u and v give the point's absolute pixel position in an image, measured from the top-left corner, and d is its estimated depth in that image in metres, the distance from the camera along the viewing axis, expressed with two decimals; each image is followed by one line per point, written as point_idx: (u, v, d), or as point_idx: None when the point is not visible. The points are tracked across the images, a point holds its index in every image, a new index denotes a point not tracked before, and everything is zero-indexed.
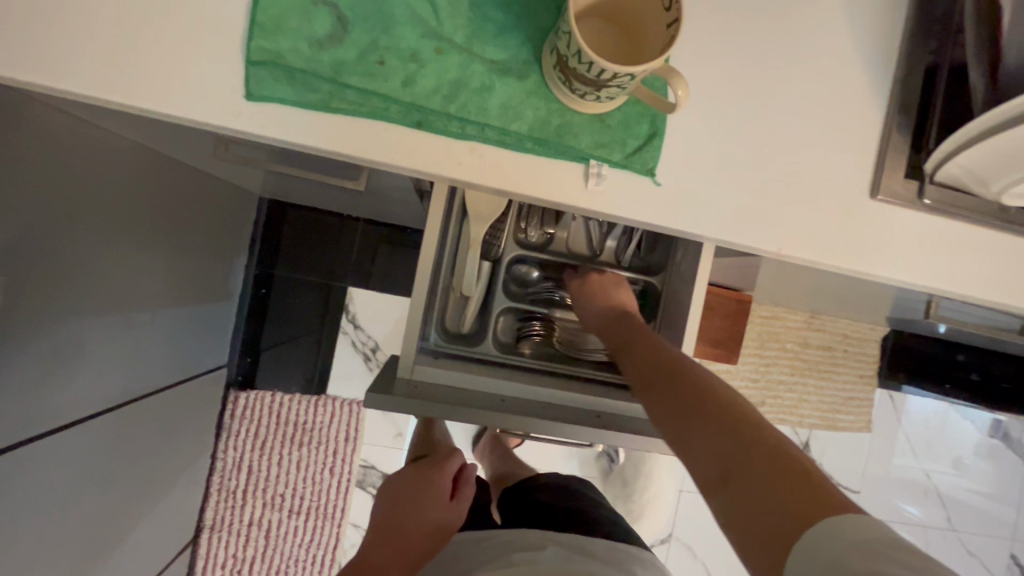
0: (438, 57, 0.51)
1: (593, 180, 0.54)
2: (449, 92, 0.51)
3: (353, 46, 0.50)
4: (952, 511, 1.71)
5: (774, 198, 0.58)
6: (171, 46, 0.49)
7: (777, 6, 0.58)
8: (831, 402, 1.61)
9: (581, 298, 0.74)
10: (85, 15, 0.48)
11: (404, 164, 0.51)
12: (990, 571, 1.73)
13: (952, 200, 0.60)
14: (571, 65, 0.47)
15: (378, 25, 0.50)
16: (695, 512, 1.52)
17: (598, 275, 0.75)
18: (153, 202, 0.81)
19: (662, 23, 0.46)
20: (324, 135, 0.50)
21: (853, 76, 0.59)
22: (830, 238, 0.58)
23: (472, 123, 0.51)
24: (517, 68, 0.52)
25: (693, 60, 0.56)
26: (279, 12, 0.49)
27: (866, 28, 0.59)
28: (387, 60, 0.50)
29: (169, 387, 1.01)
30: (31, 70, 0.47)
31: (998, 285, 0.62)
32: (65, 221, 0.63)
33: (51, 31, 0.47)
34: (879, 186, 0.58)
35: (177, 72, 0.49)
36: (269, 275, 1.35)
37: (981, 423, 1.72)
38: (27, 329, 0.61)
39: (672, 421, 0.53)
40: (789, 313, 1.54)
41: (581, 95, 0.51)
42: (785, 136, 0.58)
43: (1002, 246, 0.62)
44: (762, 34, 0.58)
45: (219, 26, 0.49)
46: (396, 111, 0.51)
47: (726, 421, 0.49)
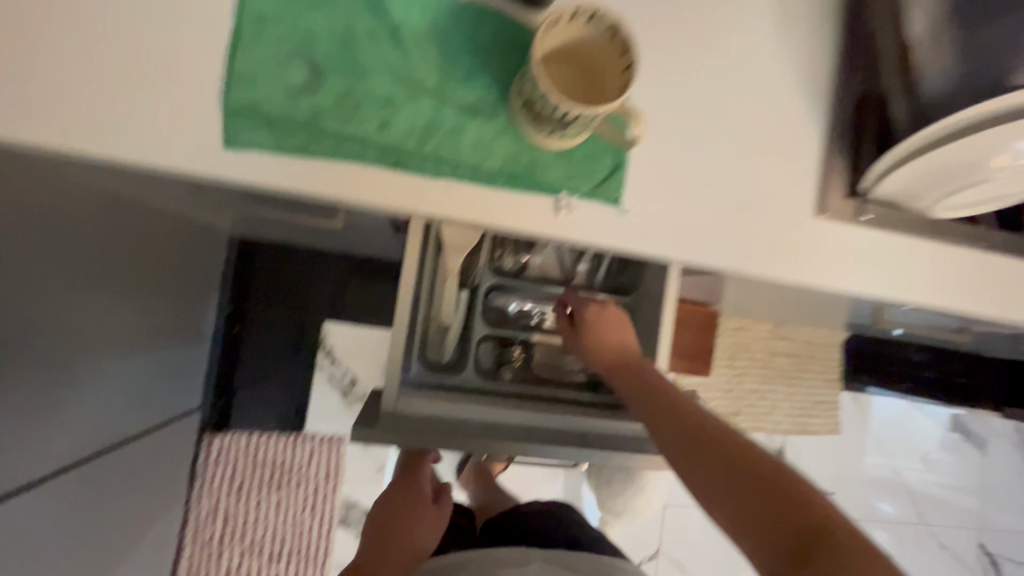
0: (410, 100, 0.53)
1: (564, 211, 0.57)
2: (422, 133, 0.53)
3: (329, 93, 0.52)
4: (921, 505, 1.78)
5: (731, 220, 0.62)
6: (147, 99, 0.50)
7: (722, 45, 0.63)
8: (801, 408, 1.67)
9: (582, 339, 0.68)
10: (58, 72, 0.48)
11: (383, 203, 0.53)
12: (961, 560, 1.80)
13: (890, 215, 0.65)
14: (539, 106, 0.50)
15: (352, 73, 0.53)
16: (681, 525, 1.53)
17: (599, 312, 0.68)
18: (124, 247, 0.80)
19: (620, 66, 0.50)
20: (304, 178, 0.52)
21: (794, 107, 0.64)
22: (783, 255, 0.63)
23: (446, 162, 0.54)
24: (487, 108, 0.55)
25: (649, 96, 0.60)
26: (255, 63, 0.51)
27: (801, 62, 0.65)
28: (362, 106, 0.52)
29: (144, 434, 0.97)
30: (5, 128, 0.47)
31: (935, 290, 0.68)
32: (37, 272, 0.62)
33: (24, 89, 0.48)
34: (824, 205, 0.64)
35: (154, 123, 0.50)
36: (240, 314, 1.33)
37: (940, 418, 1.80)
38: (1, 385, 0.59)
39: (686, 463, 0.53)
40: (756, 324, 1.58)
41: (549, 133, 0.54)
42: (737, 162, 0.63)
43: (935, 254, 0.68)
44: (710, 71, 0.62)
45: (194, 78, 0.51)
46: (372, 153, 0.53)
47: (752, 470, 0.49)
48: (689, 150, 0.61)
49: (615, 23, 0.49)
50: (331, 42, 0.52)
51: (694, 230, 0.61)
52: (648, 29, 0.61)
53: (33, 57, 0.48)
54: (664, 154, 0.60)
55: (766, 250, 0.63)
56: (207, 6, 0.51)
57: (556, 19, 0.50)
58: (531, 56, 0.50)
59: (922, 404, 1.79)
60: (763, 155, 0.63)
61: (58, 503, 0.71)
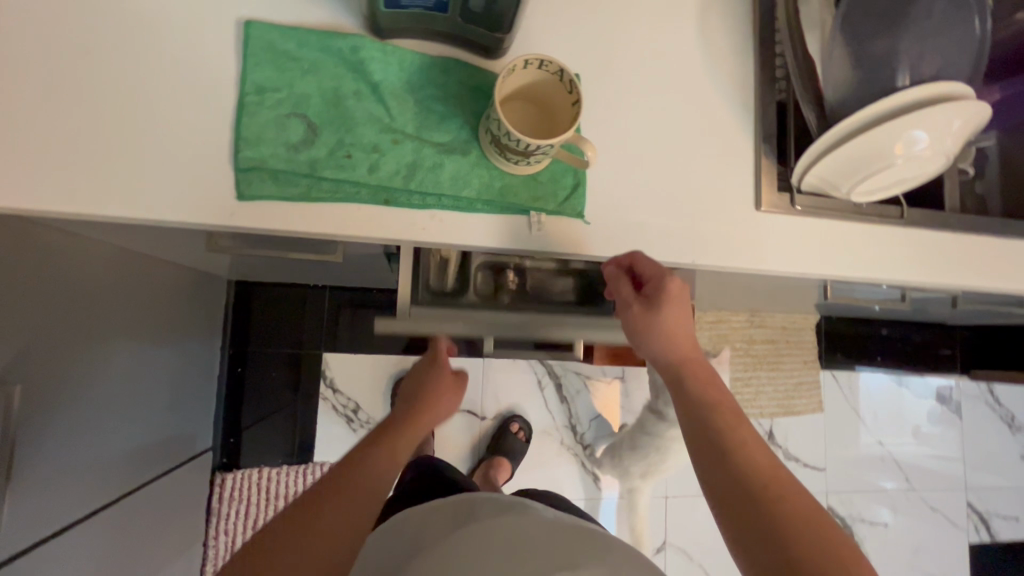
0: (395, 146, 0.62)
1: (536, 227, 0.66)
2: (407, 172, 0.62)
3: (324, 146, 0.60)
4: (909, 473, 1.87)
5: (681, 221, 0.72)
6: (168, 164, 0.58)
7: (656, 70, 0.73)
8: (784, 390, 1.76)
9: (666, 317, 0.63)
10: (89, 149, 0.56)
11: (378, 234, 0.62)
12: (953, 522, 1.88)
13: (818, 204, 0.75)
14: (504, 141, 0.59)
15: (342, 126, 0.61)
16: (683, 515, 1.60)
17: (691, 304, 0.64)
18: (137, 298, 0.87)
19: (569, 102, 0.59)
20: (307, 220, 0.60)
21: (724, 118, 0.74)
22: (729, 246, 0.73)
23: (430, 195, 0.63)
24: (461, 146, 0.64)
25: (598, 122, 0.70)
26: (258, 126, 0.59)
27: (727, 79, 0.75)
28: (353, 154, 0.61)
29: (162, 475, 1.02)
30: (48, 201, 0.55)
31: (865, 264, 0.78)
32: (66, 326, 0.69)
33: (61, 165, 0.56)
34: (760, 200, 0.73)
35: (174, 184, 0.58)
36: (243, 354, 1.39)
37: (917, 387, 1.90)
38: (40, 432, 0.65)
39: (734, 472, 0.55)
40: (732, 315, 1.66)
41: (515, 162, 0.62)
42: (680, 170, 0.72)
43: (862, 233, 0.77)
44: (649, 94, 0.72)
45: (205, 143, 0.59)
46: (366, 194, 0.61)
47: (778, 500, 0.53)
48: (639, 164, 0.71)
49: (561, 66, 0.57)
50: (322, 103, 0.61)
51: (650, 233, 0.70)
52: (593, 64, 0.71)
53: (65, 137, 0.56)
54: (618, 170, 0.70)
55: (715, 244, 0.73)
56: (211, 80, 0.59)
57: (512, 67, 0.57)
58: (492, 101, 0.58)
59: (901, 376, 1.88)
60: (704, 162, 0.73)
61: (90, 541, 0.76)
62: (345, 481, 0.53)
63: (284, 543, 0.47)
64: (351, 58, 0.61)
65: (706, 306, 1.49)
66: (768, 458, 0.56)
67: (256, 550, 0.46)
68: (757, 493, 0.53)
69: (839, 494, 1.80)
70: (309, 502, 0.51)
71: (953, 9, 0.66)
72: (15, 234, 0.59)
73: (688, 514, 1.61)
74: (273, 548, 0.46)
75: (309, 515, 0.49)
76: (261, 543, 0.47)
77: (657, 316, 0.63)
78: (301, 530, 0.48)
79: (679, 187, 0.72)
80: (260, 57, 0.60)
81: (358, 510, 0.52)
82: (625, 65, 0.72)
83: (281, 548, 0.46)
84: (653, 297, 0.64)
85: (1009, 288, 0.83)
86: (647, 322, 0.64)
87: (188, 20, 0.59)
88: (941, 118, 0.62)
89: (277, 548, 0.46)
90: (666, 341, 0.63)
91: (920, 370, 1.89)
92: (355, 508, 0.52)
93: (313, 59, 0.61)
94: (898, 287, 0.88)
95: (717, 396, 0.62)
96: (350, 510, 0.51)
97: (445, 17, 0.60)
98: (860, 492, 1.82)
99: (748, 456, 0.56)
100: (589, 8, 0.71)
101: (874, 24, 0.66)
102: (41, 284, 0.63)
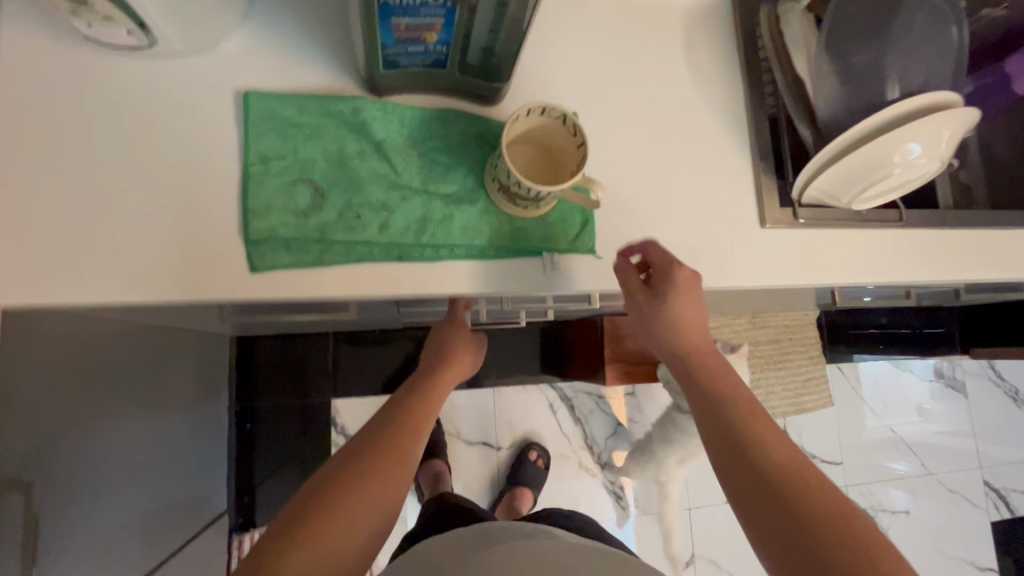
0: (404, 202, 0.62)
1: (549, 267, 0.66)
2: (419, 226, 0.62)
3: (333, 209, 0.60)
4: (924, 457, 1.88)
5: (690, 245, 0.72)
6: (177, 243, 0.57)
7: (650, 100, 0.74)
8: (793, 387, 1.77)
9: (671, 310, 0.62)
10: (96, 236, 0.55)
11: (395, 291, 0.61)
12: (972, 501, 1.89)
13: (820, 215, 0.76)
14: (514, 189, 0.59)
15: (350, 187, 0.61)
16: (709, 525, 1.58)
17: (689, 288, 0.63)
18: (146, 370, 0.85)
19: (573, 144, 0.60)
20: (323, 284, 0.60)
21: (719, 140, 0.76)
22: (737, 265, 0.74)
23: (442, 247, 0.62)
24: (468, 195, 0.64)
25: (597, 156, 0.71)
26: (265, 195, 0.59)
27: (718, 102, 0.76)
28: (363, 213, 0.61)
29: (182, 548, 0.99)
30: (57, 293, 0.54)
31: (872, 268, 0.79)
32: (79, 414, 0.67)
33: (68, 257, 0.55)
34: (764, 217, 0.74)
35: (185, 262, 0.57)
36: (251, 408, 1.36)
37: (921, 371, 1.92)
38: (62, 528, 0.63)
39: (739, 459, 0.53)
40: (736, 318, 1.66)
41: (524, 207, 0.63)
42: (682, 196, 0.73)
43: (865, 238, 0.79)
44: (644, 125, 0.73)
45: (212, 217, 0.58)
46: (380, 252, 0.61)
47: (794, 488, 0.49)
48: (643, 193, 0.72)
49: (563, 111, 0.58)
50: (328, 166, 0.61)
51: None
52: (588, 100, 0.72)
53: (72, 227, 0.55)
54: (623, 201, 0.71)
55: (725, 265, 0.73)
56: (214, 154, 0.59)
57: (515, 117, 0.58)
58: (498, 152, 0.58)
59: (904, 361, 1.91)
60: (706, 185, 0.74)
61: None
62: (371, 459, 0.52)
63: (317, 522, 0.46)
64: (352, 119, 0.61)
65: (710, 314, 1.50)
66: (785, 444, 0.54)
67: (286, 528, 0.46)
68: (766, 475, 0.51)
69: (859, 486, 1.80)
70: (336, 479, 0.50)
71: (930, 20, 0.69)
72: (24, 329, 0.57)
73: (714, 524, 1.59)
74: (306, 529, 0.45)
75: (338, 494, 0.48)
76: (292, 518, 0.46)
77: (662, 304, 0.63)
78: (334, 508, 0.47)
79: (684, 212, 0.73)
80: (261, 128, 0.59)
81: (389, 489, 0.51)
82: (619, 98, 0.73)
83: (316, 529, 0.46)
84: (663, 278, 0.63)
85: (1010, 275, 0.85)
86: (654, 307, 0.63)
87: (185, 97, 0.59)
88: (934, 128, 0.63)
89: (311, 527, 0.46)
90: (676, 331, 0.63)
91: (923, 355, 1.91)
92: (386, 488, 0.51)
93: (314, 124, 0.61)
94: (905, 285, 0.89)
95: (732, 386, 0.59)
96: (381, 485, 0.51)
97: (443, 73, 0.60)
98: (878, 482, 1.83)
99: (762, 440, 0.54)
100: (579, 47, 0.72)
101: (857, 41, 0.68)
102: (51, 376, 0.61)
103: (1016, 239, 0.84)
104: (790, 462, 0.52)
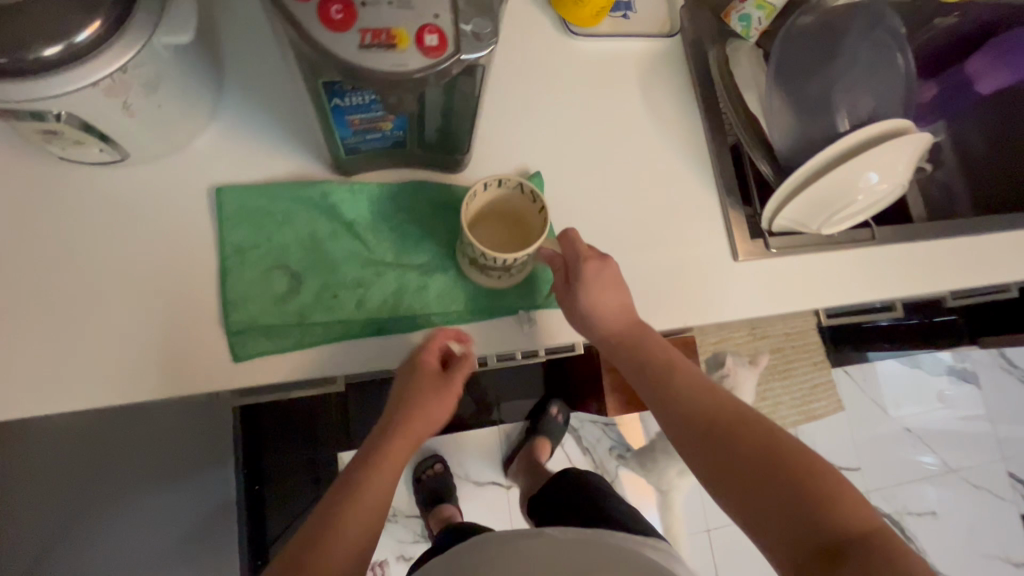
0: (379, 277, 0.63)
1: (527, 324, 0.66)
2: (396, 297, 0.63)
3: (310, 291, 0.62)
4: (944, 454, 1.84)
5: (666, 286, 0.74)
6: (161, 342, 0.59)
7: (611, 148, 0.76)
8: (801, 395, 1.75)
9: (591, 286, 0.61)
10: (82, 343, 0.57)
11: (377, 365, 0.63)
12: (999, 495, 1.84)
13: (792, 242, 0.77)
14: (482, 260, 0.60)
15: (325, 269, 0.63)
16: (730, 546, 1.56)
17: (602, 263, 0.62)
18: None
19: (533, 211, 0.62)
20: (305, 365, 0.61)
21: (684, 179, 0.77)
22: (714, 301, 0.75)
23: (420, 316, 0.64)
24: (441, 263, 0.66)
25: (563, 210, 0.73)
26: (243, 286, 0.61)
27: (680, 140, 0.78)
28: (339, 293, 0.62)
29: None
30: (47, 404, 0.56)
31: (851, 288, 0.79)
32: None
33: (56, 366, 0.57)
34: (736, 250, 0.76)
35: (168, 359, 0.59)
36: (259, 470, 1.36)
37: (930, 366, 1.89)
38: None
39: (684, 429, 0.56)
40: (736, 331, 1.63)
41: (497, 277, 0.64)
42: (652, 239, 0.74)
43: (840, 260, 0.79)
44: (608, 173, 0.75)
45: (192, 312, 0.60)
46: (360, 326, 0.62)
47: (731, 439, 0.53)
48: (615, 240, 0.73)
49: (518, 182, 0.60)
50: (302, 251, 0.63)
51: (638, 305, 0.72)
52: (552, 156, 0.74)
53: (59, 336, 0.57)
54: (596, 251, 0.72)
55: (703, 302, 0.74)
56: (190, 251, 0.61)
57: (473, 194, 0.60)
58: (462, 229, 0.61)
59: (913, 357, 1.88)
60: (675, 225, 0.75)
61: None
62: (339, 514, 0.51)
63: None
64: (324, 202, 0.64)
65: (707, 332, 1.49)
66: (703, 390, 0.57)
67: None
68: (713, 440, 0.54)
69: (880, 490, 1.76)
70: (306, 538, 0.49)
71: (870, 52, 0.71)
72: None
73: (735, 544, 1.57)
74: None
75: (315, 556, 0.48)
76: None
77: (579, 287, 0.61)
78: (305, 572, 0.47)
79: (658, 255, 0.74)
80: (236, 220, 0.62)
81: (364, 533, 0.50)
82: (582, 150, 0.75)
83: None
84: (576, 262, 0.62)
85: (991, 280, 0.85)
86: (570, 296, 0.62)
87: (159, 199, 0.61)
88: (887, 157, 0.65)
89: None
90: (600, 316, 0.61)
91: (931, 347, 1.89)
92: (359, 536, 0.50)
93: (287, 211, 0.63)
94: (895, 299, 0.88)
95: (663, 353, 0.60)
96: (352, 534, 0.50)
97: (406, 151, 0.63)
98: (900, 484, 1.78)
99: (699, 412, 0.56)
100: (537, 105, 0.75)
101: (802, 78, 0.71)
102: None
103: (992, 244, 0.84)
104: (713, 410, 0.55)
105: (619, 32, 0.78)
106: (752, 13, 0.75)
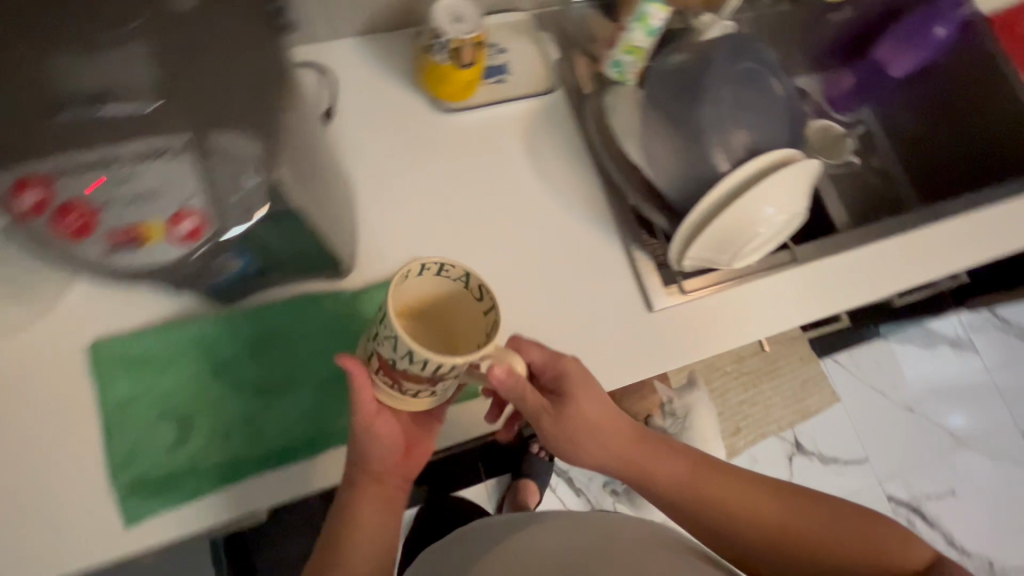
0: (272, 406, 0.62)
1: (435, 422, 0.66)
2: (295, 424, 0.62)
3: (200, 436, 0.60)
4: (952, 429, 1.77)
5: (582, 351, 0.71)
6: (43, 517, 0.56)
7: (505, 220, 0.74)
8: (793, 394, 1.70)
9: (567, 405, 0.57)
10: None
11: (283, 497, 0.61)
12: (1017, 461, 1.78)
13: (707, 280, 0.74)
14: (401, 363, 0.48)
15: (213, 409, 0.61)
16: None
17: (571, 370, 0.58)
18: None
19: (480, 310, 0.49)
20: (205, 513, 0.59)
21: (584, 237, 0.75)
22: (635, 358, 0.72)
23: (319, 439, 0.62)
24: (336, 378, 0.64)
25: None
26: (127, 445, 0.58)
27: (574, 199, 0.76)
28: (231, 431, 0.60)
29: None
30: None
31: (771, 317, 0.77)
32: None
33: None
34: (650, 301, 0.73)
35: (54, 536, 0.56)
36: None
37: (920, 339, 1.83)
38: None
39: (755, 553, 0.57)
40: None
41: (411, 393, 0.52)
42: (559, 306, 0.72)
43: (756, 290, 0.77)
44: (504, 246, 0.73)
45: (75, 478, 0.57)
46: (259, 461, 0.60)
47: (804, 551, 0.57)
48: (522, 314, 0.71)
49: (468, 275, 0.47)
50: (185, 395, 0.60)
51: None
52: (445, 241, 0.72)
53: None
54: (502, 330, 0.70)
55: (623, 361, 0.71)
56: (69, 414, 0.59)
57: (403, 274, 0.47)
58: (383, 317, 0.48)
59: (902, 333, 1.83)
60: (583, 284, 0.73)
61: None
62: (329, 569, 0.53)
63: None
64: (206, 337, 0.62)
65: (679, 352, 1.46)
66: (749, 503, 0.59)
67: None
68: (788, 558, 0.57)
69: (894, 480, 1.68)
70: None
71: (742, 86, 0.71)
72: None
73: None
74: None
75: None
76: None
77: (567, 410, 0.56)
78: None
79: (570, 320, 0.72)
80: (114, 372, 0.60)
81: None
82: (476, 226, 0.73)
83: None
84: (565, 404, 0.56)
85: (910, 280, 0.85)
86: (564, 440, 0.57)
87: (28, 366, 0.59)
88: (764, 198, 0.66)
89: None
90: (591, 438, 0.57)
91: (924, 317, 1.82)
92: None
93: (169, 352, 0.61)
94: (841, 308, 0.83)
95: (659, 456, 0.60)
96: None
97: (279, 274, 0.61)
98: (913, 469, 1.70)
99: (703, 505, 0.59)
100: (420, 190, 0.73)
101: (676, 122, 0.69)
102: None
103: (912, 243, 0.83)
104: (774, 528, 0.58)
105: (496, 98, 0.77)
106: (623, 59, 0.74)
